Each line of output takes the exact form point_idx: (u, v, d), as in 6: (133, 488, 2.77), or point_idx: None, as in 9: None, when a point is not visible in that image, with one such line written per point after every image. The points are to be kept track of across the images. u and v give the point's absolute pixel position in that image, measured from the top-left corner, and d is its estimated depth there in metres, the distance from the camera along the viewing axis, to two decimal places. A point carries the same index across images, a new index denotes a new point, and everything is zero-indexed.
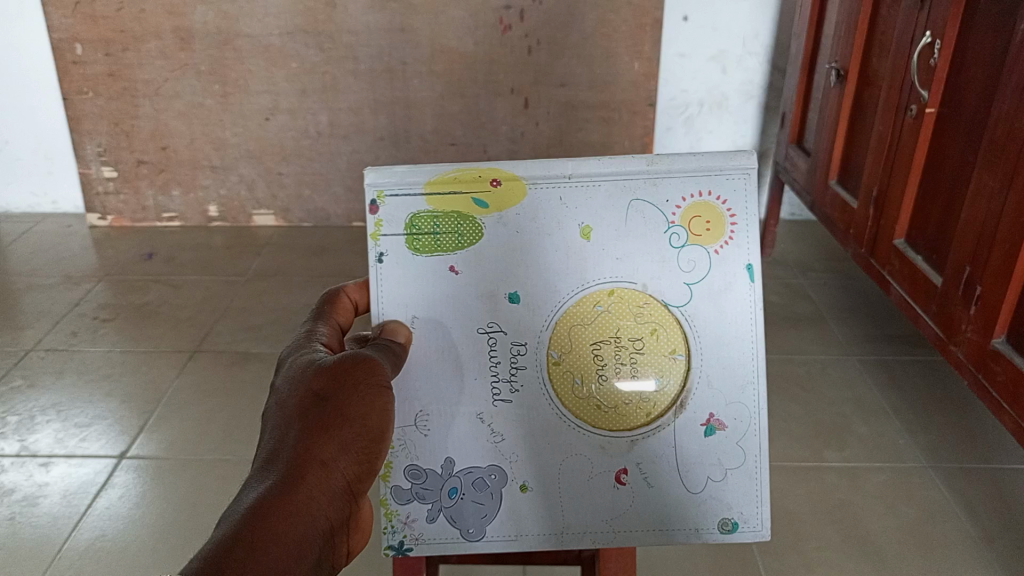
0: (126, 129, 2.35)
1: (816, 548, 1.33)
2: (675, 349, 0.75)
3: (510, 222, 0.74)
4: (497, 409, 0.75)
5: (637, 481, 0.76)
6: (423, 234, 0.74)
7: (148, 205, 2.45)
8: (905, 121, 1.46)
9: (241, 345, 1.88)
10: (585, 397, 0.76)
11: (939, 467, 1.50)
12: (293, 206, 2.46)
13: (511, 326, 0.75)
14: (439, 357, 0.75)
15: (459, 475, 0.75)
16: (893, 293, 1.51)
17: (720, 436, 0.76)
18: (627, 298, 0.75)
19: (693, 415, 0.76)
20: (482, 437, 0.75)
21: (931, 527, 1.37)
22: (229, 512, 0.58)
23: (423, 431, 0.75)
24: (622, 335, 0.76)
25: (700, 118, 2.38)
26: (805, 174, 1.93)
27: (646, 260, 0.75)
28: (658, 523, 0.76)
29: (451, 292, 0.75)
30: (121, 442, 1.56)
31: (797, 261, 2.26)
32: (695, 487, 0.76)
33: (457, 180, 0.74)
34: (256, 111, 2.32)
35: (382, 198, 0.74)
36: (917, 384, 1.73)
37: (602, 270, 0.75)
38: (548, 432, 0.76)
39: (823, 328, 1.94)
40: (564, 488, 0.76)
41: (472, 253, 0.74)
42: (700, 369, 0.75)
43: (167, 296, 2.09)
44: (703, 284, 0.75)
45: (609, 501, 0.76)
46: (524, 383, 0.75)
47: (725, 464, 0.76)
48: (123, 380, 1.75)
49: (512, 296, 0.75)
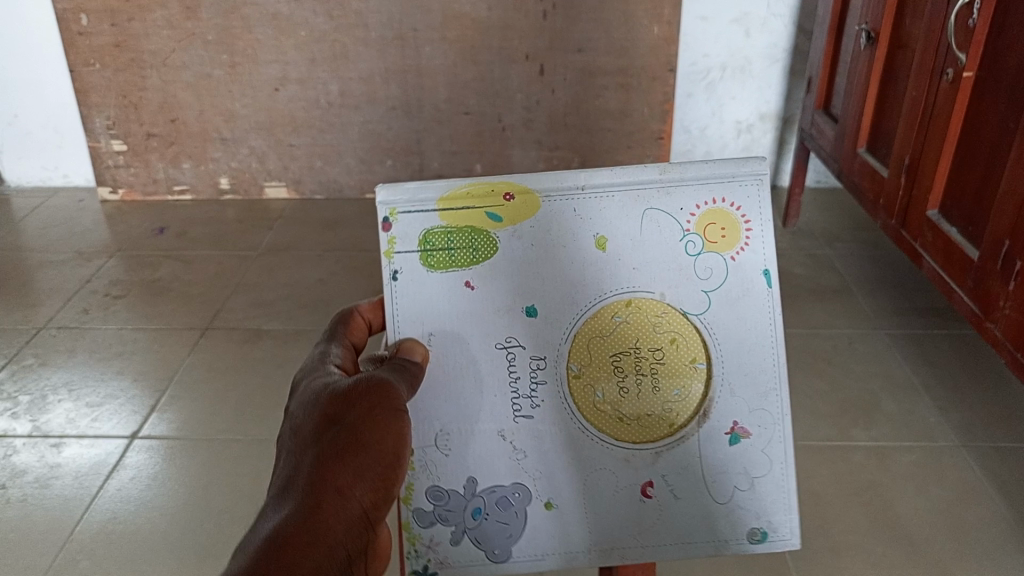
0: (134, 101, 2.31)
1: (842, 532, 1.29)
2: (695, 358, 0.70)
3: (525, 235, 0.69)
4: (518, 426, 0.70)
5: (663, 494, 0.71)
6: (437, 250, 0.69)
7: (159, 178, 2.42)
8: (940, 85, 1.39)
9: (253, 321, 1.85)
10: (606, 410, 0.71)
11: (972, 446, 1.45)
12: (305, 178, 2.42)
13: (529, 340, 0.70)
14: (457, 375, 0.70)
15: (482, 495, 0.70)
16: (925, 266, 1.45)
17: (745, 444, 0.71)
18: (646, 308, 0.70)
19: (716, 425, 0.71)
20: (504, 455, 0.70)
21: (964, 509, 1.32)
22: (245, 545, 0.55)
23: (444, 451, 0.70)
24: (641, 346, 0.70)
25: (722, 83, 2.30)
26: (832, 140, 1.86)
27: (664, 269, 0.70)
28: (686, 536, 0.71)
29: (466, 309, 0.70)
30: (133, 422, 1.54)
31: (822, 231, 2.19)
32: (720, 498, 0.71)
33: (469, 195, 0.69)
34: (266, 82, 2.27)
35: (395, 215, 0.69)
36: (947, 360, 1.67)
37: (619, 280, 0.70)
38: (570, 446, 0.71)
39: (849, 301, 1.88)
40: (589, 504, 0.71)
41: (488, 267, 0.69)
42: (723, 378, 0.70)
43: (178, 271, 2.06)
44: (722, 292, 0.70)
45: (634, 516, 0.71)
46: (545, 399, 0.70)
47: (751, 472, 0.72)
48: (134, 358, 1.73)
49: (530, 310, 0.70)
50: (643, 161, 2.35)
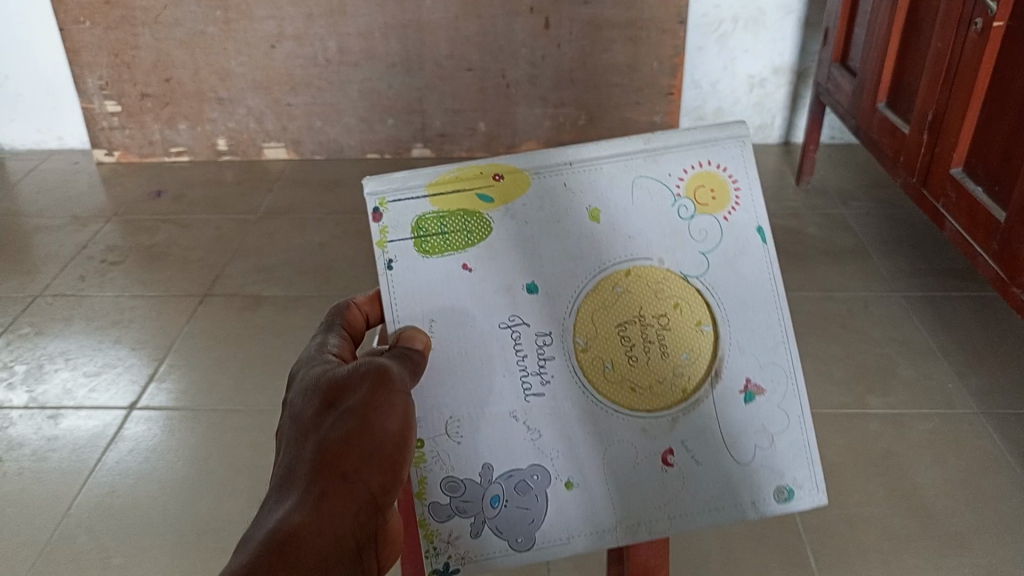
0: (127, 60, 2.24)
1: (858, 503, 1.25)
2: (701, 321, 0.65)
3: (518, 215, 0.64)
4: (530, 405, 0.64)
5: (685, 461, 0.64)
6: (431, 235, 0.64)
7: (155, 140, 2.36)
8: (967, 36, 1.31)
9: (252, 287, 1.80)
10: (617, 380, 0.64)
11: (992, 414, 1.40)
12: (304, 138, 2.35)
13: (533, 316, 0.64)
14: (462, 359, 0.63)
15: (500, 481, 0.63)
16: (947, 228, 1.39)
17: (760, 402, 0.65)
18: (647, 274, 0.64)
19: (728, 385, 0.65)
20: (519, 437, 0.63)
21: (983, 479, 1.28)
22: (248, 536, 0.50)
23: (456, 439, 0.62)
24: (646, 312, 0.65)
25: (734, 35, 2.22)
26: (850, 95, 1.78)
27: (661, 235, 0.64)
28: (714, 502, 0.64)
29: (467, 293, 0.64)
30: (131, 392, 1.51)
31: (837, 189, 2.13)
32: (743, 458, 0.65)
33: (459, 179, 0.64)
34: (262, 38, 2.20)
35: (385, 205, 0.64)
36: (967, 323, 1.62)
37: (617, 249, 0.64)
38: (583, 421, 0.64)
39: (865, 262, 1.83)
40: (609, 481, 0.64)
41: (485, 248, 0.64)
42: (732, 344, 0.65)
43: (176, 236, 2.01)
44: (719, 253, 0.65)
45: (658, 489, 0.64)
46: (554, 375, 0.64)
47: (770, 429, 0.66)
48: (132, 326, 1.69)
49: (530, 287, 0.64)
50: (652, 118, 2.27)
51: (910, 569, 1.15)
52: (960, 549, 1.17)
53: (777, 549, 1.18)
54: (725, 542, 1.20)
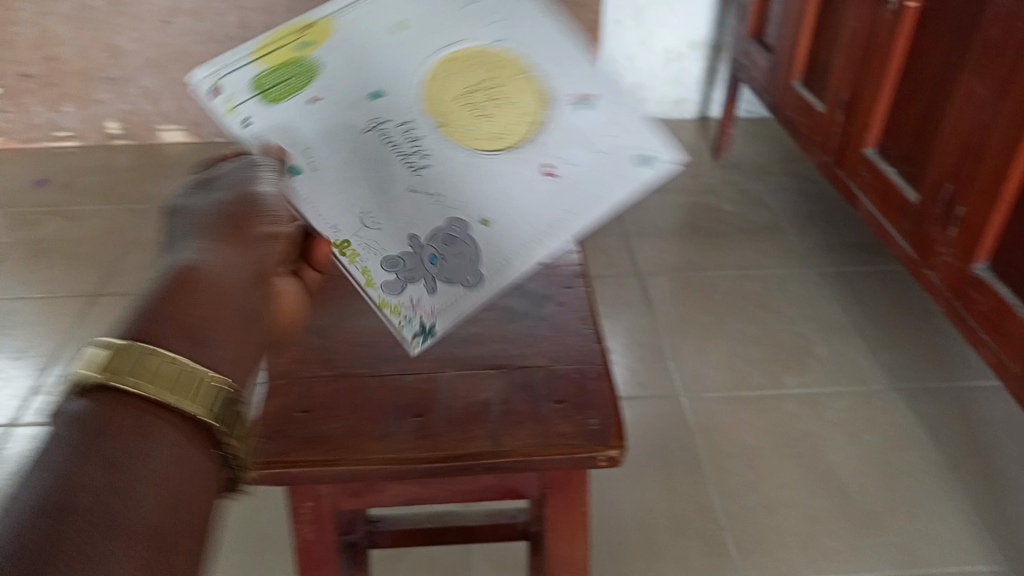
0: (5, 37, 2.05)
1: (776, 487, 1.25)
2: (525, 70, 0.66)
3: (340, 46, 0.65)
4: (417, 177, 0.64)
5: (559, 165, 0.64)
6: (274, 84, 0.63)
7: (39, 123, 2.19)
8: (882, 16, 1.31)
9: (149, 284, 1.69)
10: (472, 131, 0.65)
11: (903, 389, 1.43)
12: (204, 120, 2.22)
13: (383, 107, 0.64)
14: (346, 161, 0.63)
15: (429, 241, 0.63)
16: (861, 208, 1.40)
17: (594, 104, 0.65)
18: (468, 52, 0.65)
19: (558, 101, 0.65)
20: (420, 201, 0.64)
21: (896, 455, 1.30)
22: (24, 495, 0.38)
23: (374, 226, 0.63)
24: (474, 84, 0.65)
25: (651, 9, 2.18)
26: (765, 72, 1.78)
27: (468, 21, 0.66)
28: (604, 188, 0.63)
29: (329, 114, 0.63)
30: (12, 408, 1.39)
31: (753, 164, 2.13)
32: (602, 142, 0.64)
33: (275, 41, 0.64)
34: (153, 12, 2.04)
35: (223, 82, 0.63)
36: (878, 298, 1.64)
37: (432, 39, 0.65)
38: (461, 171, 0.64)
39: (780, 239, 1.84)
40: (508, 201, 0.64)
41: (324, 75, 0.64)
42: (566, 91, 0.66)
43: (64, 230, 1.87)
44: (516, 20, 0.66)
45: (549, 195, 0.64)
46: (420, 144, 0.64)
47: (615, 117, 0.65)
48: (16, 333, 1.56)
49: (374, 94, 0.64)
50: None
51: (828, 552, 1.15)
52: (874, 528, 1.18)
53: (699, 539, 1.17)
54: (648, 535, 1.18)
